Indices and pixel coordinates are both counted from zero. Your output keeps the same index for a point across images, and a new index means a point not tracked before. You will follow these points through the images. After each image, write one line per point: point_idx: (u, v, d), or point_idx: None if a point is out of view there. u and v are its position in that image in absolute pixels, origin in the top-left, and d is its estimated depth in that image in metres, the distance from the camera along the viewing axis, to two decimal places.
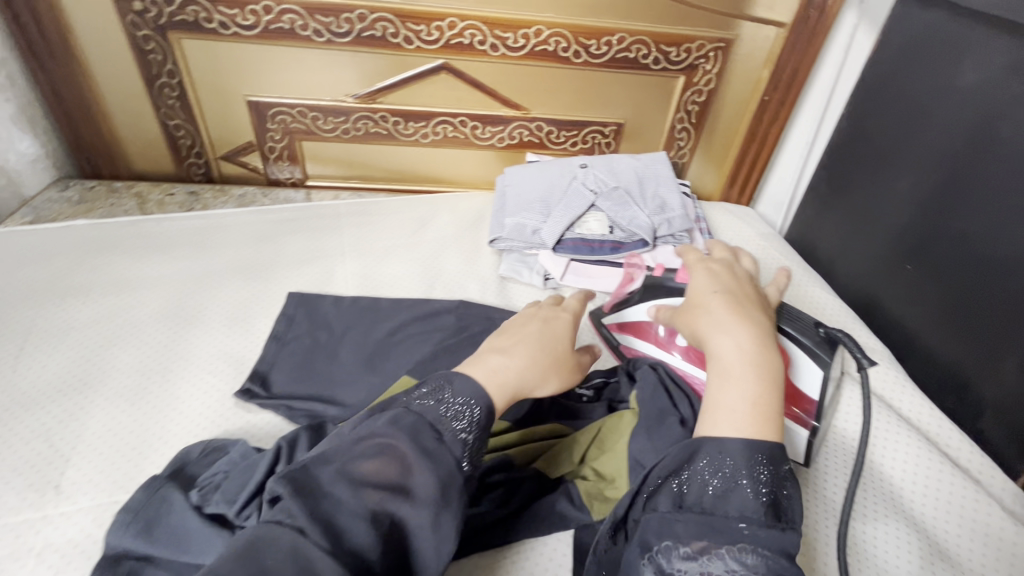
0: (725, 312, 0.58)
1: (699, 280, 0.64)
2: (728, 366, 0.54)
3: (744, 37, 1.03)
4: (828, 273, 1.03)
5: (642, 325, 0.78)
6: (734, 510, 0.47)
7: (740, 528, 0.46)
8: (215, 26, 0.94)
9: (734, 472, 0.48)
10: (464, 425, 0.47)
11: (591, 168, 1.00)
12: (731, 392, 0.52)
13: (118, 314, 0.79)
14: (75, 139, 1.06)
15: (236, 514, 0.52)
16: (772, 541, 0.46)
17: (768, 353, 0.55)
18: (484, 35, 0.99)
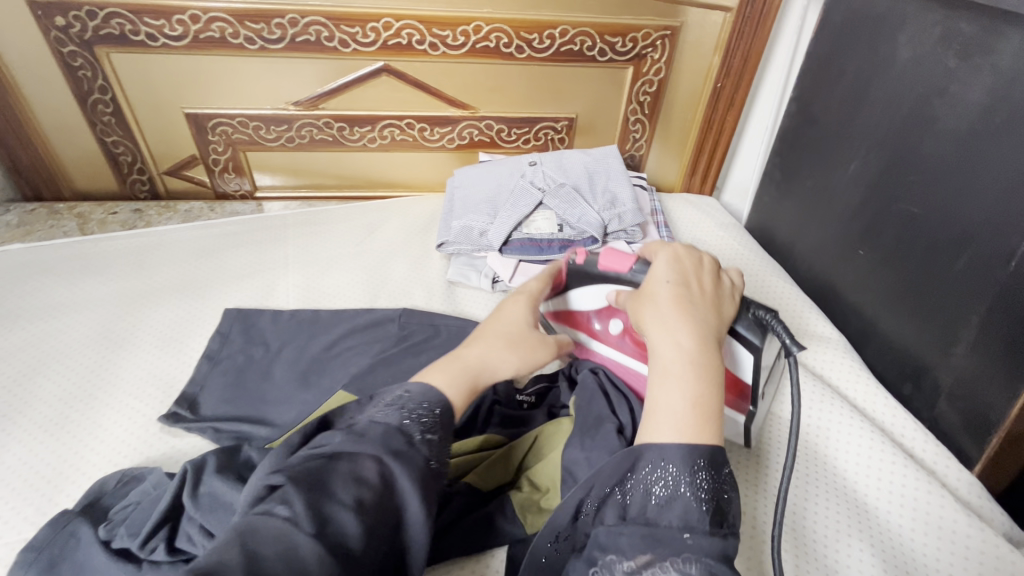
0: (672, 307, 0.57)
1: (653, 273, 0.62)
2: (669, 365, 0.52)
3: (690, 24, 1.01)
4: (787, 261, 1.00)
5: (578, 317, 0.74)
6: (676, 519, 0.46)
7: (683, 538, 0.45)
8: (143, 38, 0.92)
9: (677, 477, 0.47)
10: (426, 427, 0.48)
11: (540, 166, 0.97)
12: (668, 391, 0.51)
13: (45, 338, 0.76)
14: (12, 161, 1.03)
15: (142, 546, 0.50)
16: (716, 549, 0.44)
17: (711, 352, 0.53)
18: (422, 34, 0.96)
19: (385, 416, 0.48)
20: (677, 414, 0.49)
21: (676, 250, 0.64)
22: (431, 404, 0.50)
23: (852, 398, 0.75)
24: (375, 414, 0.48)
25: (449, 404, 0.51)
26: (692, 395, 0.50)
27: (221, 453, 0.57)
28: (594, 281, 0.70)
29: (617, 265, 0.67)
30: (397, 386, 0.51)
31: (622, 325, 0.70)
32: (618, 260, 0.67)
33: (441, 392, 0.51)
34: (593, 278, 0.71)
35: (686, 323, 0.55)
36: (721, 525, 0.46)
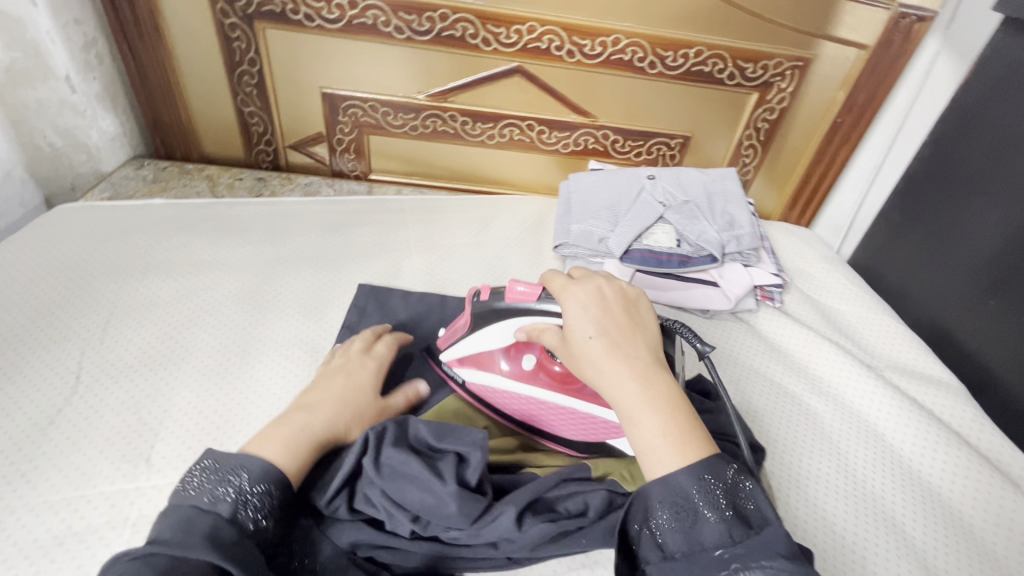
0: (602, 354, 0.54)
1: (575, 315, 0.57)
2: (624, 405, 0.52)
3: (825, 57, 1.01)
4: (895, 302, 1.01)
5: (482, 355, 0.72)
6: (708, 540, 0.47)
7: (721, 556, 0.46)
8: (300, 18, 0.96)
9: (692, 503, 0.48)
10: (260, 512, 0.48)
11: (659, 180, 0.99)
12: (643, 422, 0.51)
13: (197, 293, 0.80)
14: (152, 117, 1.09)
15: (325, 504, 0.54)
16: (759, 552, 0.45)
17: (652, 378, 0.53)
18: (561, 41, 0.98)
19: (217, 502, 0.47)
20: (659, 444, 0.50)
21: (577, 281, 0.60)
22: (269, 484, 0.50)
23: (945, 417, 0.81)
24: (201, 500, 0.47)
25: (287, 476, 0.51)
26: (666, 419, 0.51)
27: (397, 424, 0.56)
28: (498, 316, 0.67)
29: (526, 297, 0.64)
30: (230, 460, 0.50)
31: (535, 358, 0.71)
32: (529, 289, 0.64)
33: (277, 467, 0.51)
34: (500, 313, 0.67)
35: (617, 364, 0.53)
36: (751, 528, 0.47)
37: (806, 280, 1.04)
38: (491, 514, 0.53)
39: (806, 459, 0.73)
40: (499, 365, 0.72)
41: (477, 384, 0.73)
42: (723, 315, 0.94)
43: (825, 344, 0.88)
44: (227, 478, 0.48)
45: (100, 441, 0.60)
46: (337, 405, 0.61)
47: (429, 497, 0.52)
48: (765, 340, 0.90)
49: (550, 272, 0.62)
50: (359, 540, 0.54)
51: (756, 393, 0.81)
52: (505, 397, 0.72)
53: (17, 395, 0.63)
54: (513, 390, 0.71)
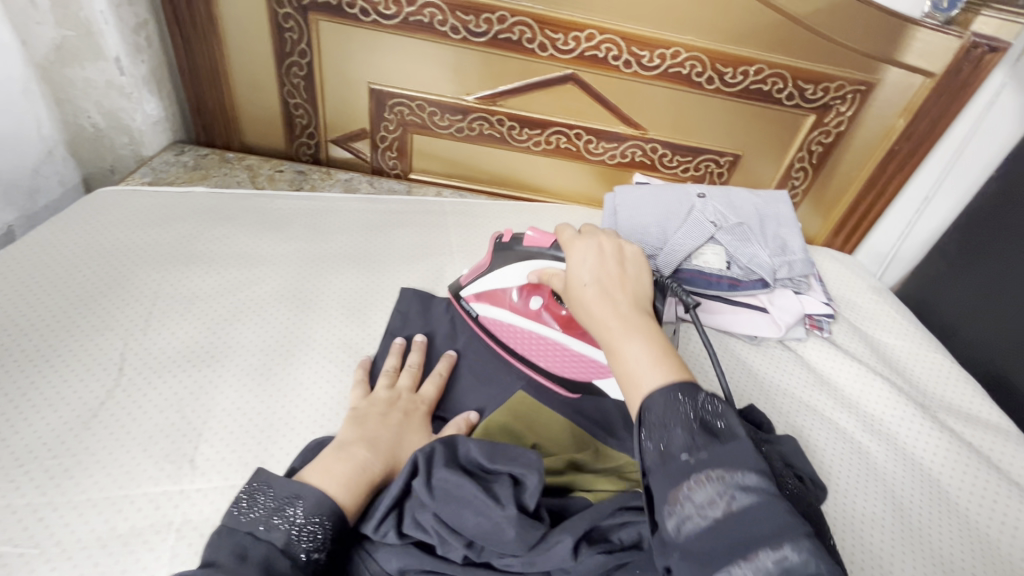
0: (591, 298, 0.53)
1: (575, 264, 0.57)
2: (607, 341, 0.50)
3: (888, 83, 0.99)
4: (957, 347, 1.01)
5: (496, 292, 0.78)
6: (673, 449, 0.42)
7: (689, 463, 0.41)
8: (356, 12, 0.94)
9: (658, 418, 0.43)
10: (314, 545, 0.47)
11: (709, 199, 0.95)
12: (624, 352, 0.48)
13: (240, 287, 0.78)
14: (197, 102, 1.07)
15: (374, 531, 0.51)
16: (726, 460, 0.40)
17: (636, 317, 0.50)
18: (620, 50, 0.96)
19: (269, 533, 0.47)
20: (634, 375, 0.47)
21: (582, 235, 0.60)
22: (323, 517, 0.49)
23: (996, 460, 0.79)
24: (256, 528, 0.47)
25: (343, 509, 0.50)
26: (647, 349, 0.47)
27: (447, 443, 0.54)
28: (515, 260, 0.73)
29: (541, 242, 0.69)
30: (288, 488, 0.50)
31: (542, 300, 0.77)
32: (544, 236, 0.69)
33: (332, 499, 0.50)
34: (518, 257, 0.72)
35: (603, 305, 0.52)
36: (720, 440, 0.42)
37: (854, 311, 1.01)
38: (547, 542, 0.49)
39: (856, 496, 0.71)
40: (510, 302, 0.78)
41: (488, 317, 0.79)
42: (770, 342, 0.92)
43: (876, 381, 0.86)
44: (281, 509, 0.48)
45: (144, 438, 0.58)
46: (393, 442, 0.60)
47: (486, 522, 0.49)
48: (813, 371, 0.88)
49: (560, 225, 0.62)
50: (409, 566, 0.50)
51: (806, 428, 0.79)
52: (510, 331, 0.78)
53: (61, 384, 0.61)
54: (519, 324, 0.78)
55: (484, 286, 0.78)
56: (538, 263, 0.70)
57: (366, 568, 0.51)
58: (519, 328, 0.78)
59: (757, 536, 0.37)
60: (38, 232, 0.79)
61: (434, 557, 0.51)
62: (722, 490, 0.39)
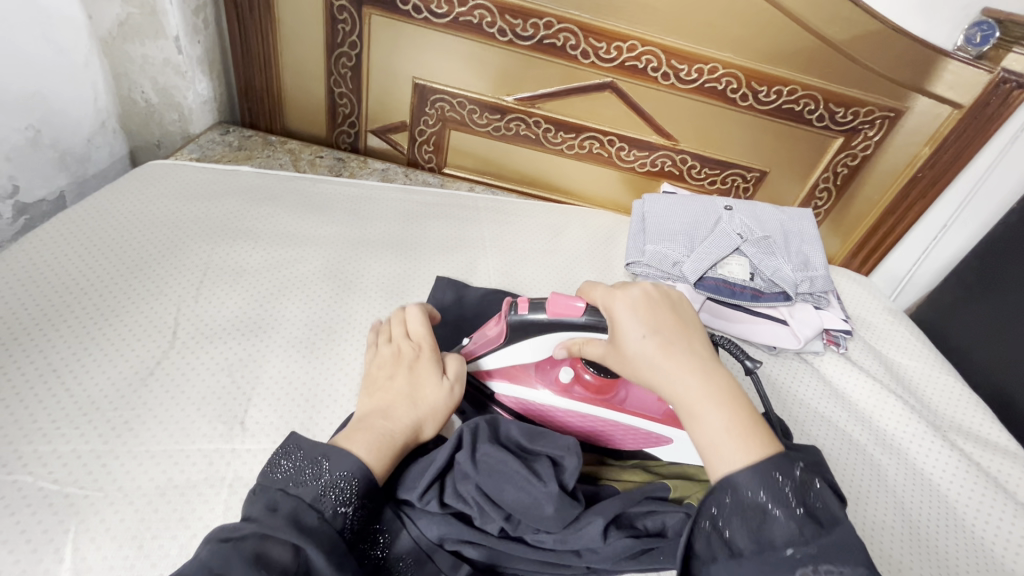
0: (657, 356, 0.50)
1: (623, 316, 0.54)
2: (685, 406, 0.48)
3: (916, 112, 1.02)
4: (969, 371, 1.03)
5: (515, 368, 0.69)
6: (777, 539, 0.44)
7: (791, 554, 0.43)
8: (409, 9, 0.98)
9: (760, 505, 0.44)
10: (341, 500, 0.48)
11: (737, 212, 0.98)
12: (707, 420, 0.47)
13: (286, 265, 0.81)
14: (246, 84, 1.11)
15: (417, 498, 0.53)
16: (833, 556, 0.43)
17: (709, 377, 0.49)
18: (660, 62, 0.99)
19: (299, 490, 0.48)
20: (720, 444, 0.46)
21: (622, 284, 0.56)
22: (349, 476, 0.49)
23: (1002, 481, 0.82)
24: (287, 484, 0.48)
25: (370, 471, 0.50)
26: (730, 417, 0.47)
27: (489, 421, 0.58)
28: (535, 331, 0.63)
29: (567, 313, 0.60)
30: (316, 448, 0.51)
31: (571, 372, 0.68)
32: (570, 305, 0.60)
33: (361, 461, 0.50)
34: (540, 327, 0.63)
35: (674, 365, 0.49)
36: (822, 527, 0.44)
37: (868, 329, 1.03)
38: (580, 522, 0.52)
39: (868, 507, 0.73)
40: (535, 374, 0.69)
41: (513, 396, 0.71)
42: (788, 353, 0.94)
43: (891, 399, 0.88)
44: (309, 467, 0.49)
45: (197, 398, 0.61)
46: (409, 401, 0.58)
47: (526, 497, 0.52)
48: (830, 385, 0.90)
49: (590, 285, 0.59)
50: (447, 534, 0.53)
51: (823, 440, 0.81)
52: (544, 411, 0.70)
53: (118, 344, 0.64)
54: (550, 402, 0.69)
55: (501, 362, 0.69)
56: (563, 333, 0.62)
57: (406, 531, 0.53)
58: (550, 405, 0.69)
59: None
60: (95, 199, 0.82)
61: (472, 528, 0.53)
62: None
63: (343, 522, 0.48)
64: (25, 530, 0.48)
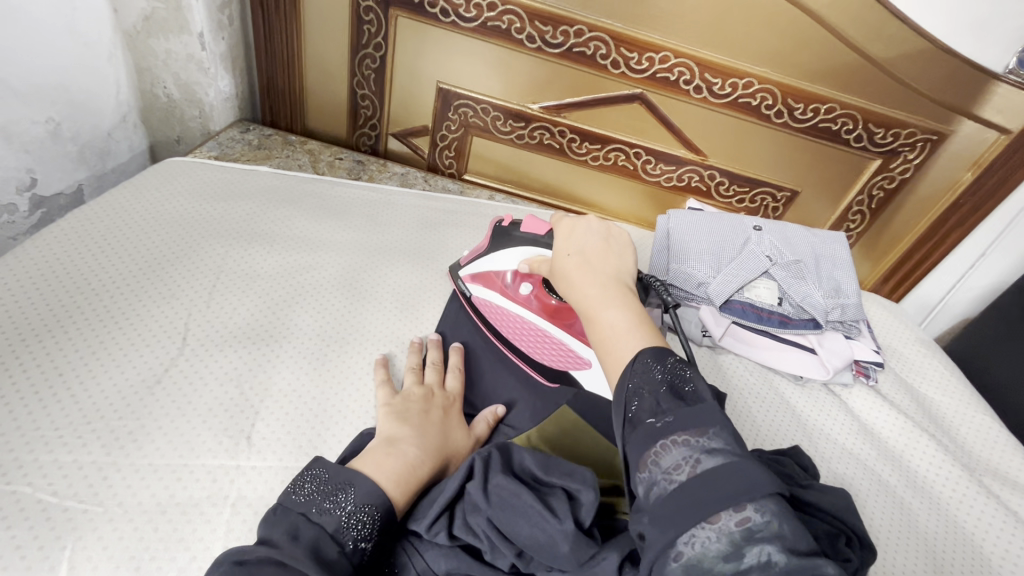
0: (573, 268, 0.56)
1: (562, 239, 0.60)
2: (586, 308, 0.52)
3: (960, 136, 0.97)
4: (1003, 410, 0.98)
5: (490, 273, 0.78)
6: (643, 413, 0.42)
7: (655, 426, 0.41)
8: (436, 12, 0.96)
9: (631, 387, 0.44)
10: (362, 534, 0.46)
11: (766, 232, 0.92)
12: (600, 319, 0.50)
13: (301, 270, 0.79)
14: (268, 83, 1.10)
15: (425, 528, 0.51)
16: (688, 422, 0.40)
17: (615, 287, 0.53)
18: (692, 75, 0.96)
19: (320, 518, 0.46)
20: (608, 336, 0.49)
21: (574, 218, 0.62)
22: (371, 508, 0.48)
23: None
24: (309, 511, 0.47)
25: (392, 505, 0.49)
26: (623, 316, 0.50)
27: (501, 449, 0.55)
28: (512, 244, 0.75)
29: (538, 229, 0.73)
30: (343, 474, 0.50)
31: (531, 287, 0.76)
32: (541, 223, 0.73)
33: (383, 492, 0.49)
34: (514, 241, 0.75)
35: (584, 275, 0.54)
36: (686, 402, 0.42)
37: (900, 362, 0.98)
38: (595, 559, 0.46)
39: (896, 553, 0.69)
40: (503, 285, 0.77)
41: (479, 297, 0.78)
42: (815, 384, 0.90)
43: (924, 439, 0.84)
44: (333, 495, 0.48)
45: (204, 411, 0.59)
46: (438, 437, 0.59)
47: (540, 533, 0.48)
48: (857, 420, 0.86)
49: (557, 214, 0.65)
50: (455, 569, 0.50)
51: (849, 478, 0.77)
52: (496, 313, 0.78)
53: (126, 348, 0.63)
54: (508, 309, 0.77)
55: (481, 265, 0.78)
56: (533, 249, 0.73)
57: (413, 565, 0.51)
58: (507, 310, 0.77)
59: (719, 497, 0.36)
60: (111, 194, 0.81)
61: (481, 564, 0.50)
62: (687, 453, 0.38)
63: (360, 557, 0.45)
64: (22, 545, 0.46)
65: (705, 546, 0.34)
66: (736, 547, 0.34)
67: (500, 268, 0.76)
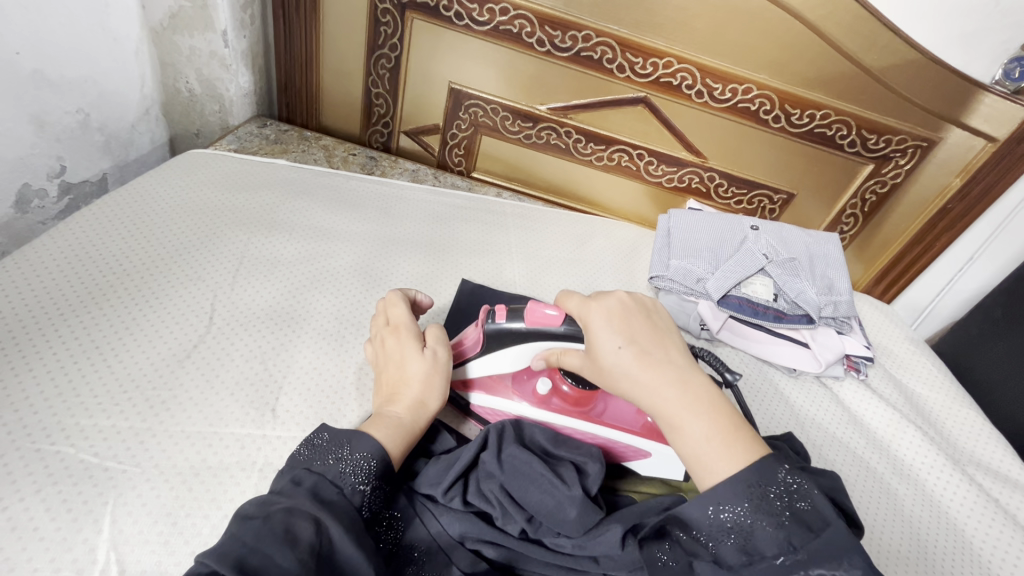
0: (634, 367, 0.51)
1: (601, 327, 0.54)
2: (666, 415, 0.50)
3: (949, 143, 1.02)
4: (987, 406, 1.02)
5: (495, 376, 0.69)
6: (766, 548, 0.44)
7: (783, 563, 0.43)
8: (451, 15, 1.00)
9: (740, 520, 0.45)
10: (360, 478, 0.49)
11: (763, 232, 0.97)
12: (687, 429, 0.48)
13: (319, 258, 0.83)
14: (286, 81, 1.14)
15: (440, 494, 0.55)
16: (823, 557, 0.42)
17: (686, 381, 0.51)
18: (694, 80, 1.00)
19: (320, 467, 0.48)
20: (703, 452, 0.48)
21: (595, 297, 0.57)
22: (366, 459, 0.50)
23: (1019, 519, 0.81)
24: (312, 464, 0.49)
25: (388, 454, 0.51)
26: (709, 426, 0.48)
27: (515, 426, 0.59)
28: (518, 338, 0.64)
29: (549, 322, 0.61)
30: (340, 432, 0.52)
31: (547, 384, 0.68)
32: (551, 314, 0.61)
33: (380, 444, 0.52)
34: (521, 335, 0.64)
35: (652, 376, 0.50)
36: (811, 531, 0.44)
37: (890, 358, 1.02)
38: (599, 527, 0.51)
39: (885, 536, 0.73)
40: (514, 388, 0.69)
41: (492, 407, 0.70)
42: (808, 377, 0.94)
43: (911, 429, 0.88)
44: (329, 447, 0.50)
45: (230, 384, 0.62)
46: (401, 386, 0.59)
47: (550, 499, 0.52)
48: (848, 411, 0.90)
49: (566, 294, 0.59)
50: (468, 532, 0.53)
51: (839, 464, 0.81)
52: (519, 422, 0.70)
53: (158, 325, 0.66)
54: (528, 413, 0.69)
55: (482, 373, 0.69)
56: (544, 344, 0.63)
57: (426, 526, 0.54)
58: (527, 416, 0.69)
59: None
60: (138, 182, 0.84)
61: (492, 529, 0.54)
62: None
63: (361, 499, 0.48)
64: (66, 499, 0.50)
65: None
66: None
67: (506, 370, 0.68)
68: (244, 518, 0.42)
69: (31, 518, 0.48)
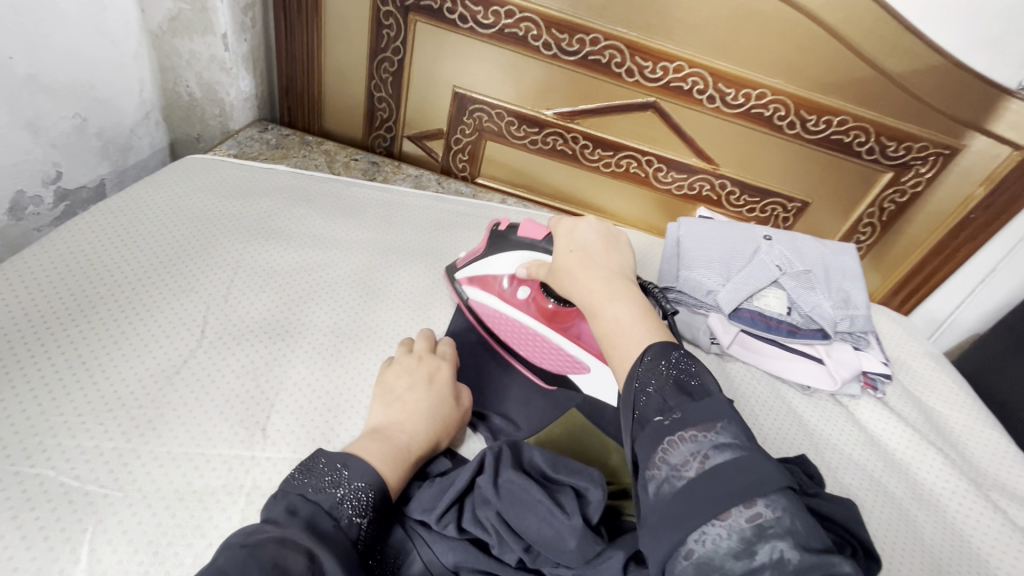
0: (575, 266, 0.58)
1: (564, 235, 0.62)
2: (590, 302, 0.55)
3: (972, 151, 0.98)
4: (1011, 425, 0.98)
5: (487, 277, 0.78)
6: (651, 411, 0.43)
7: (662, 422, 0.42)
8: (455, 17, 0.98)
9: (635, 387, 0.45)
10: (357, 510, 0.46)
11: (776, 242, 0.92)
12: (604, 313, 0.53)
13: (316, 267, 0.80)
14: (288, 84, 1.12)
15: (434, 520, 0.52)
16: (697, 418, 0.41)
17: (618, 283, 0.55)
18: (706, 85, 0.97)
19: (315, 496, 0.45)
20: (609, 334, 0.51)
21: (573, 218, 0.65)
22: (364, 489, 0.48)
23: None
24: (306, 491, 0.46)
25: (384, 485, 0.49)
26: (623, 313, 0.52)
27: (512, 447, 0.56)
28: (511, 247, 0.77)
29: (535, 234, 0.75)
30: (335, 457, 0.50)
31: (528, 291, 0.77)
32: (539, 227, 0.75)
33: (376, 472, 0.50)
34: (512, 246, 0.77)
35: (586, 273, 0.57)
36: (693, 398, 0.42)
37: (909, 375, 0.98)
38: (600, 557, 0.47)
39: (901, 565, 0.70)
40: (501, 288, 0.78)
41: (477, 302, 0.80)
42: (822, 394, 0.91)
43: (931, 452, 0.84)
44: (326, 475, 0.47)
45: (220, 402, 0.60)
46: (425, 414, 0.60)
47: (548, 528, 0.49)
48: (864, 431, 0.86)
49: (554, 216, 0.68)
50: (463, 562, 0.51)
51: (856, 489, 0.77)
52: (495, 317, 0.78)
53: (147, 339, 0.64)
54: (505, 312, 0.78)
55: (479, 271, 0.79)
56: (530, 252, 0.75)
57: (419, 555, 0.52)
58: (504, 314, 0.78)
59: (731, 492, 0.36)
60: (133, 190, 0.82)
61: (489, 557, 0.51)
62: (696, 448, 0.39)
63: (357, 532, 0.45)
64: (43, 527, 0.48)
65: (716, 543, 0.35)
66: (747, 545, 0.34)
67: (497, 272, 0.77)
68: (225, 548, 0.39)
69: (7, 546, 0.46)
